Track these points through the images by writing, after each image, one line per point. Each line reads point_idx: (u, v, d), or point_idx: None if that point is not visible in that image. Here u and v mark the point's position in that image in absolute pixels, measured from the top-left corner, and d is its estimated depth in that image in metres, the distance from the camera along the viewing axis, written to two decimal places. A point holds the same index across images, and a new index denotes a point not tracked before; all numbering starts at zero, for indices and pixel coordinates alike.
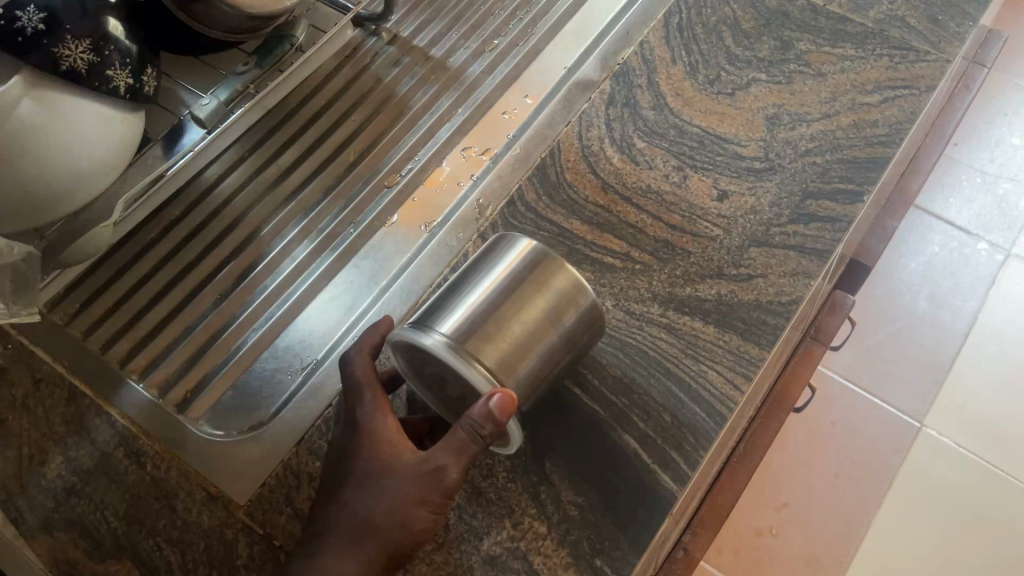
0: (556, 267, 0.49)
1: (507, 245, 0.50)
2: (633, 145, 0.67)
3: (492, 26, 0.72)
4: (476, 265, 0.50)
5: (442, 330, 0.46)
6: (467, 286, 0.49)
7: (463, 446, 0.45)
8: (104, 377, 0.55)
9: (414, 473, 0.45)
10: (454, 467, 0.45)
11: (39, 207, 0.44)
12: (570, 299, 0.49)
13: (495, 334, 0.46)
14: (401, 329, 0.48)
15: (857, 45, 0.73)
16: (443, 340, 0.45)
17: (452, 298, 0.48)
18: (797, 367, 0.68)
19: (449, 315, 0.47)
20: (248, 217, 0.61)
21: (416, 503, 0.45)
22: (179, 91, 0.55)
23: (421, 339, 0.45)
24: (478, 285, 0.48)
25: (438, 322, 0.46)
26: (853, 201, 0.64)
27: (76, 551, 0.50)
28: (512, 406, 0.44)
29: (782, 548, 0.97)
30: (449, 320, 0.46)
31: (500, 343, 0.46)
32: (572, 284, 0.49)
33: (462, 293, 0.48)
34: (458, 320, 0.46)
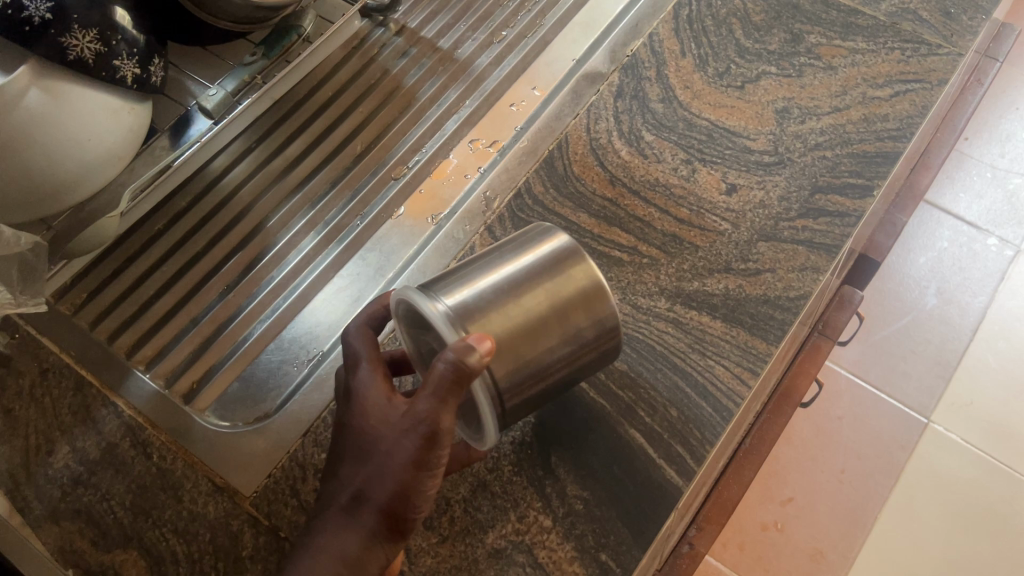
0: (581, 269, 0.48)
1: (542, 236, 0.50)
2: (641, 138, 0.67)
3: (501, 17, 0.72)
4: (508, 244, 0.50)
5: (451, 295, 0.46)
6: (491, 263, 0.48)
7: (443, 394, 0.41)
8: (111, 368, 0.55)
9: (400, 438, 0.43)
10: (441, 416, 0.42)
11: (45, 197, 0.44)
12: (587, 298, 0.48)
13: (498, 316, 0.45)
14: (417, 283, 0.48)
15: (868, 38, 0.72)
16: (447, 303, 0.45)
17: (474, 271, 0.48)
18: (805, 363, 0.68)
19: (463, 285, 0.47)
20: (255, 208, 0.61)
21: (410, 468, 0.43)
22: (188, 83, 0.55)
23: (427, 296, 0.45)
24: (501, 265, 0.48)
25: (450, 286, 0.47)
26: (863, 196, 0.64)
27: (82, 541, 0.50)
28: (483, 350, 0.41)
29: (787, 543, 0.97)
30: (459, 288, 0.46)
31: (499, 324, 0.45)
32: (592, 286, 0.48)
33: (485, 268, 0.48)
34: (471, 292, 0.46)
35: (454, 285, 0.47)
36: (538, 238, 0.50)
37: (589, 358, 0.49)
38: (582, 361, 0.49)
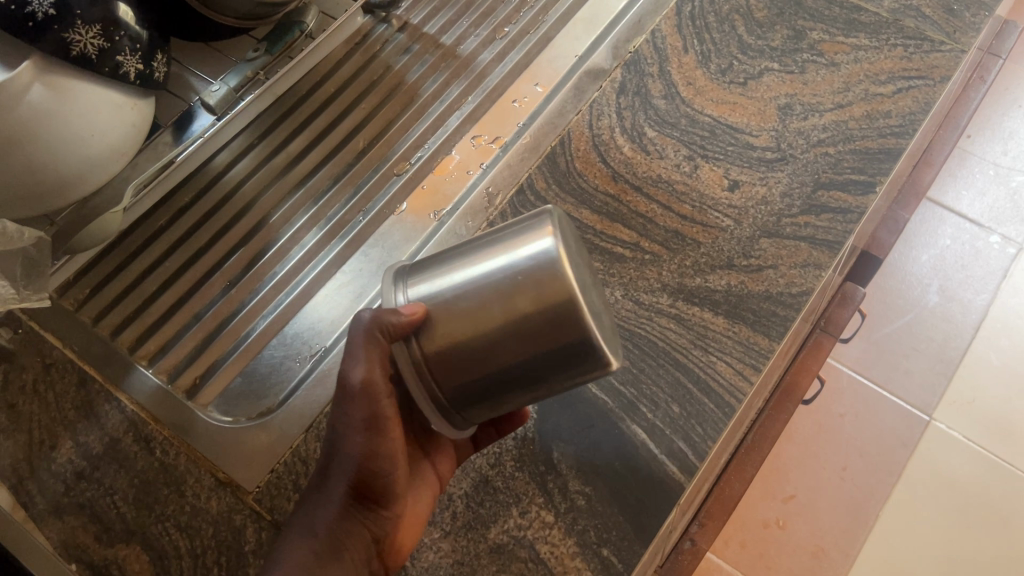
0: (553, 286, 0.38)
1: (532, 228, 0.40)
2: (643, 134, 0.67)
3: (503, 13, 0.71)
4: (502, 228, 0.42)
5: (418, 284, 0.42)
6: (471, 252, 0.41)
7: (371, 353, 0.43)
8: (114, 362, 0.55)
9: (345, 402, 0.44)
10: (373, 374, 0.43)
11: (50, 192, 0.44)
12: (553, 319, 0.38)
13: (448, 322, 0.40)
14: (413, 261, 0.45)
15: (872, 35, 0.72)
16: (411, 294, 0.42)
17: (453, 258, 0.42)
18: (808, 360, 0.68)
19: (434, 274, 0.42)
20: (257, 204, 0.61)
21: (363, 429, 0.44)
22: (191, 79, 0.55)
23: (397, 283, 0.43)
24: (475, 259, 0.41)
25: (424, 272, 0.43)
26: (866, 192, 0.64)
27: (85, 535, 0.50)
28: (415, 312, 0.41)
29: (789, 541, 0.97)
30: (428, 277, 0.42)
31: (445, 331, 0.40)
32: (561, 304, 0.38)
33: (461, 258, 0.42)
34: (434, 286, 0.41)
35: (428, 274, 0.43)
36: (529, 227, 0.40)
37: (564, 383, 0.41)
38: (555, 386, 0.41)
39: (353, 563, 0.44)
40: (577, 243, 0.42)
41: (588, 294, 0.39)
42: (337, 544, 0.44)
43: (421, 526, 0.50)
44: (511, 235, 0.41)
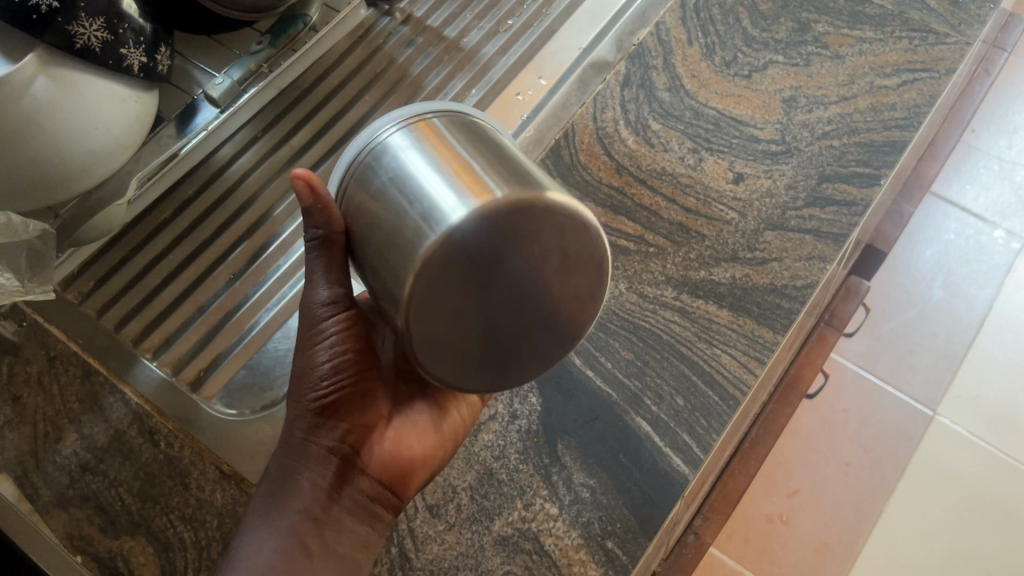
0: (428, 284, 0.37)
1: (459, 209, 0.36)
2: (647, 127, 0.66)
3: (507, 6, 0.71)
4: (508, 165, 0.39)
5: (401, 121, 0.42)
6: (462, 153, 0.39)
7: (323, 269, 0.45)
8: (118, 355, 0.55)
9: (304, 327, 0.47)
10: (325, 287, 0.46)
11: (54, 185, 0.44)
12: (398, 274, 0.38)
13: (365, 175, 0.41)
14: (455, 104, 0.44)
15: (876, 28, 0.72)
16: (386, 122, 0.42)
17: (453, 142, 0.40)
18: (812, 353, 0.69)
19: (421, 128, 0.41)
20: (261, 198, 0.61)
21: (327, 346, 0.47)
22: (194, 73, 0.54)
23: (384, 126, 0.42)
24: (437, 156, 0.39)
25: (418, 133, 0.41)
26: (870, 185, 0.64)
27: (91, 527, 0.50)
28: (309, 196, 0.42)
29: (793, 535, 0.97)
30: (418, 127, 0.41)
31: (357, 175, 0.42)
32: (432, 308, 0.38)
33: (452, 149, 0.39)
34: (400, 138, 0.41)
35: (421, 126, 0.41)
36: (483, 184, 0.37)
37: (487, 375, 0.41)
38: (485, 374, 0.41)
39: (319, 493, 0.47)
40: (526, 249, 0.37)
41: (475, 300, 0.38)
42: (300, 473, 0.47)
43: (422, 461, 0.51)
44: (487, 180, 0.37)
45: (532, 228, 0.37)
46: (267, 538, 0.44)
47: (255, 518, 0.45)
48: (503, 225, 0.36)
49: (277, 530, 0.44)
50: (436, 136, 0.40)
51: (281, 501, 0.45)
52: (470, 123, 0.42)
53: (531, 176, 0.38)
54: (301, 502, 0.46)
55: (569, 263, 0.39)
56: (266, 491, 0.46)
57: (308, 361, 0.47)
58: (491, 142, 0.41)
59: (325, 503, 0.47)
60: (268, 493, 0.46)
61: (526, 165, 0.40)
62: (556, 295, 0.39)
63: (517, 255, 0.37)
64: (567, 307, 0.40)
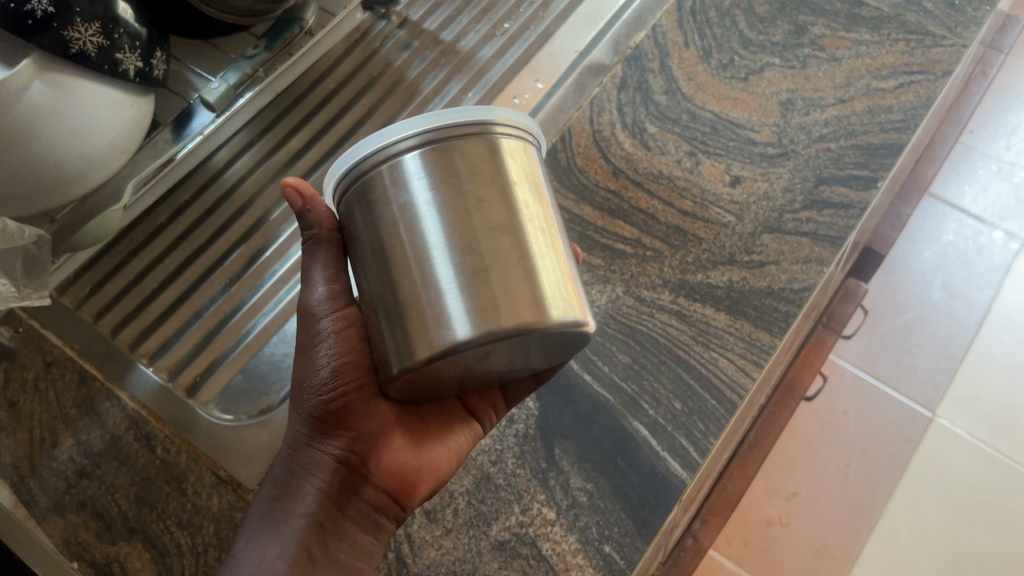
0: (426, 364, 0.37)
1: (469, 315, 0.36)
2: (644, 130, 0.66)
3: (504, 9, 0.70)
4: (529, 254, 0.38)
5: (420, 135, 0.38)
6: (481, 228, 0.37)
7: (323, 265, 0.45)
8: (115, 361, 0.55)
9: (306, 326, 0.46)
10: (321, 285, 0.45)
11: (49, 190, 0.44)
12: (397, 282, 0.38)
13: (370, 194, 0.39)
14: (482, 111, 0.39)
15: (873, 30, 0.72)
16: (407, 129, 0.39)
17: (473, 204, 0.37)
18: (811, 358, 0.70)
19: (441, 160, 0.38)
20: (257, 201, 0.61)
21: (325, 347, 0.45)
22: (190, 77, 0.54)
23: (403, 141, 0.38)
24: (452, 223, 0.37)
25: (439, 170, 0.38)
26: (868, 187, 0.64)
27: (87, 533, 0.50)
28: (293, 203, 0.45)
29: (793, 537, 0.97)
30: (440, 160, 0.38)
31: (364, 183, 0.40)
32: (423, 373, 0.38)
33: (470, 220, 0.37)
34: (416, 168, 0.38)
35: (441, 157, 0.38)
36: (498, 295, 0.36)
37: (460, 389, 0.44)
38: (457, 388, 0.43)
39: (325, 500, 0.46)
40: (516, 346, 0.38)
41: (464, 364, 0.38)
42: (303, 479, 0.46)
43: (433, 469, 0.49)
44: (509, 272, 0.37)
45: (528, 340, 0.38)
46: (271, 543, 0.44)
47: (257, 523, 0.45)
48: (505, 340, 0.37)
49: (280, 539, 0.44)
50: (456, 182, 0.38)
51: (285, 507, 0.45)
52: (494, 154, 0.39)
53: (545, 280, 0.38)
54: (305, 507, 0.45)
55: (553, 344, 0.40)
56: (270, 496, 0.46)
57: (311, 364, 0.46)
58: (515, 202, 0.38)
59: (330, 510, 0.46)
60: (272, 496, 0.46)
61: (544, 250, 0.38)
62: (542, 353, 0.41)
63: (507, 349, 0.38)
64: (550, 353, 0.42)
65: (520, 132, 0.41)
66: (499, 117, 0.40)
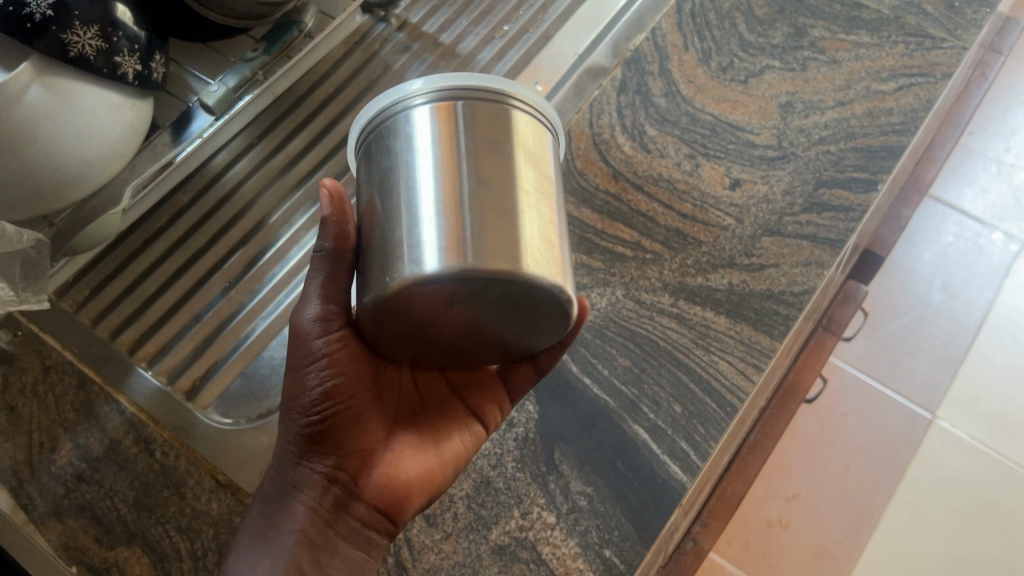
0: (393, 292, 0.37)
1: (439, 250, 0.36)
2: (644, 133, 0.66)
3: (503, 11, 0.70)
4: (516, 206, 0.37)
5: (432, 92, 0.39)
6: (472, 169, 0.37)
7: (321, 285, 0.44)
8: (114, 364, 0.55)
9: (295, 347, 0.46)
10: (314, 306, 0.45)
11: (47, 194, 0.44)
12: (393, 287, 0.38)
13: (377, 143, 0.40)
14: (498, 82, 0.39)
15: (872, 33, 0.72)
16: (421, 86, 0.39)
17: (466, 150, 0.37)
18: (810, 360, 0.70)
19: (444, 115, 0.38)
20: (257, 205, 0.61)
21: (315, 368, 0.45)
22: (190, 81, 0.54)
23: (416, 96, 0.39)
24: (441, 169, 0.37)
25: (441, 122, 0.38)
26: (867, 190, 0.64)
27: (86, 537, 0.50)
28: (331, 206, 0.41)
29: (793, 539, 0.97)
30: (444, 115, 0.38)
31: (372, 134, 0.41)
32: (390, 303, 0.37)
33: (458, 161, 0.37)
34: (418, 121, 0.38)
35: (444, 112, 0.38)
36: (470, 230, 0.36)
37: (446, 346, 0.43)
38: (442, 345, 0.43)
39: (315, 516, 0.46)
40: (487, 298, 0.37)
41: (433, 308, 0.38)
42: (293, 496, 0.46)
43: (425, 484, 0.49)
44: (493, 209, 0.36)
45: (498, 291, 0.36)
46: (262, 560, 0.44)
47: (248, 540, 0.45)
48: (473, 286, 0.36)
49: (269, 556, 0.44)
50: (453, 133, 0.38)
51: (275, 524, 0.45)
52: (499, 118, 0.39)
53: (526, 231, 0.37)
54: (294, 524, 0.45)
55: (527, 311, 0.39)
56: (261, 513, 0.46)
57: (299, 383, 0.46)
58: (511, 158, 0.38)
59: (320, 526, 0.46)
60: (263, 513, 0.46)
61: (530, 202, 0.38)
62: (521, 323, 0.40)
63: (475, 296, 0.37)
64: (531, 330, 0.41)
65: (533, 109, 0.41)
66: (512, 91, 0.40)
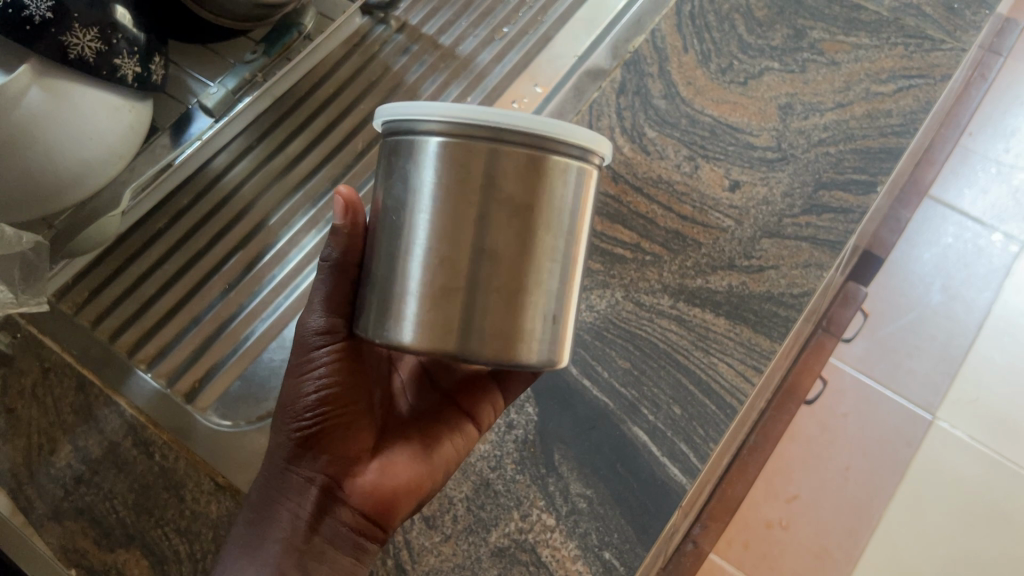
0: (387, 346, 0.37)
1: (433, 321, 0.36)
2: (644, 135, 0.66)
3: (503, 12, 0.70)
4: (522, 288, 0.36)
5: (456, 126, 0.35)
6: (484, 245, 0.35)
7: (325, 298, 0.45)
8: (113, 366, 0.55)
9: (297, 354, 0.47)
10: (319, 315, 0.45)
11: (46, 196, 0.44)
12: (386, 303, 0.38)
13: (396, 160, 0.38)
14: (532, 121, 0.34)
15: (872, 34, 0.72)
16: (443, 114, 0.35)
17: (482, 216, 0.35)
18: (810, 361, 0.69)
19: (467, 163, 0.35)
20: (256, 207, 0.61)
21: (313, 376, 0.46)
22: (189, 82, 0.54)
23: (439, 124, 0.35)
24: (451, 235, 0.36)
25: (461, 173, 0.35)
26: (866, 192, 0.64)
27: (85, 539, 0.50)
28: (342, 212, 0.44)
29: (792, 541, 0.98)
30: (466, 161, 0.35)
31: (392, 143, 0.38)
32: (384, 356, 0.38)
33: (469, 231, 0.35)
34: (437, 158, 0.35)
35: (466, 158, 0.35)
36: (471, 314, 0.36)
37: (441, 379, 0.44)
38: None
39: (302, 523, 0.46)
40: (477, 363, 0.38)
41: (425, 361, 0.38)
42: (280, 502, 0.46)
43: (416, 490, 0.49)
44: (496, 293, 0.36)
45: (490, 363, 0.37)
46: (248, 567, 0.43)
47: (235, 549, 0.45)
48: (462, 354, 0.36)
49: (255, 562, 0.44)
50: (470, 190, 0.35)
51: (261, 531, 0.45)
52: (528, 174, 0.35)
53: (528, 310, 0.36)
54: (281, 530, 0.45)
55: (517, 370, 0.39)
56: (247, 520, 0.46)
57: (295, 389, 0.46)
58: (530, 235, 0.36)
59: (307, 533, 0.45)
60: (250, 520, 0.46)
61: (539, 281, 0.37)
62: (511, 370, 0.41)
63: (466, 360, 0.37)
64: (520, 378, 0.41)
65: (575, 147, 0.36)
66: (551, 131, 0.35)
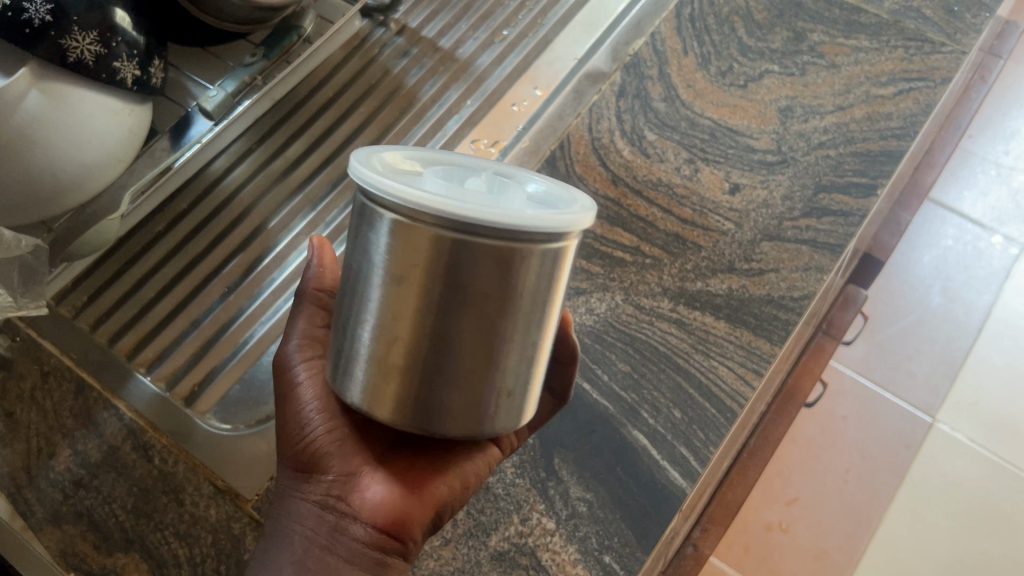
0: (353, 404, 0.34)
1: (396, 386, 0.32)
2: (643, 137, 0.66)
3: (502, 15, 0.70)
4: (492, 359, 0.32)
5: (416, 211, 0.29)
6: (449, 326, 0.31)
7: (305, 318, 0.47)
8: (112, 370, 0.54)
9: (280, 376, 0.46)
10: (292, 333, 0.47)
11: (45, 199, 0.44)
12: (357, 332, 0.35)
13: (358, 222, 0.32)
14: (505, 216, 0.29)
15: (872, 37, 0.72)
16: (402, 195, 0.29)
17: (448, 297, 0.31)
18: (810, 363, 0.69)
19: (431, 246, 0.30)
20: (256, 209, 0.61)
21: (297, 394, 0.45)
22: (188, 85, 0.54)
23: (397, 204, 0.30)
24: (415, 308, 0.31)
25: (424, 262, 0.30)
26: (867, 195, 0.64)
27: (84, 543, 0.50)
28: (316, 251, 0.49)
29: (791, 544, 0.97)
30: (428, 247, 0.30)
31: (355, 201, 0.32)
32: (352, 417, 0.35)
33: (431, 313, 0.31)
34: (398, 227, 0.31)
35: (421, 242, 0.30)
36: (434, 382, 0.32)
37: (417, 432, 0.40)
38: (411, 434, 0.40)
39: (313, 545, 0.43)
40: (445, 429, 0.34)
41: None
42: (291, 526, 0.44)
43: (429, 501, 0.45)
44: (467, 373, 0.32)
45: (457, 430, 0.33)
46: None
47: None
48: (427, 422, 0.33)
49: None
50: (433, 272, 0.30)
51: (274, 558, 0.43)
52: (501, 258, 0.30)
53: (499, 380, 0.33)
54: (291, 555, 0.43)
55: None
56: (264, 548, 0.44)
57: (287, 411, 0.45)
58: (502, 311, 0.31)
59: (318, 554, 0.43)
60: (266, 548, 0.44)
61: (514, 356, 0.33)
62: None
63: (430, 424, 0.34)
64: None
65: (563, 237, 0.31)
66: (537, 232, 0.29)
